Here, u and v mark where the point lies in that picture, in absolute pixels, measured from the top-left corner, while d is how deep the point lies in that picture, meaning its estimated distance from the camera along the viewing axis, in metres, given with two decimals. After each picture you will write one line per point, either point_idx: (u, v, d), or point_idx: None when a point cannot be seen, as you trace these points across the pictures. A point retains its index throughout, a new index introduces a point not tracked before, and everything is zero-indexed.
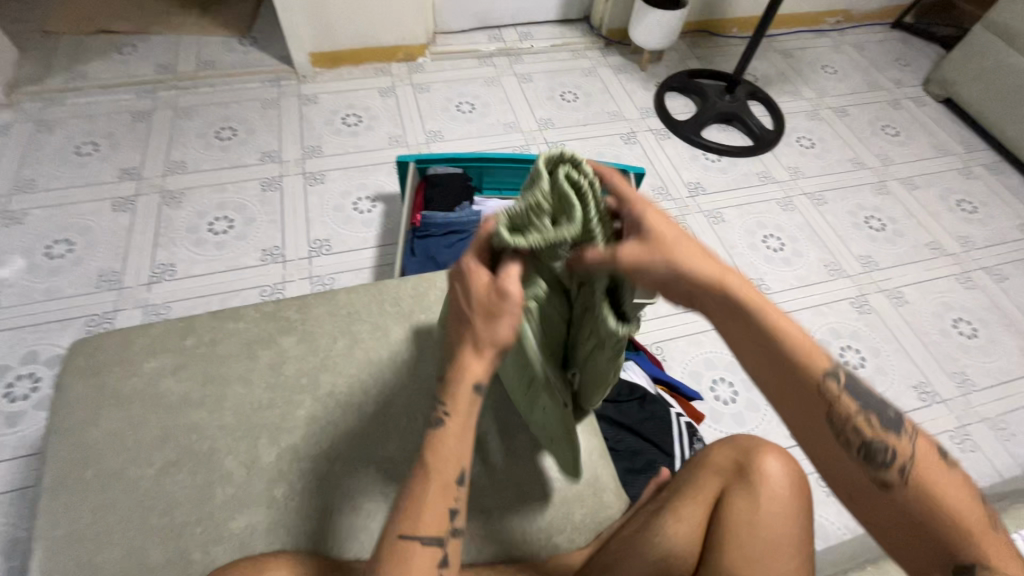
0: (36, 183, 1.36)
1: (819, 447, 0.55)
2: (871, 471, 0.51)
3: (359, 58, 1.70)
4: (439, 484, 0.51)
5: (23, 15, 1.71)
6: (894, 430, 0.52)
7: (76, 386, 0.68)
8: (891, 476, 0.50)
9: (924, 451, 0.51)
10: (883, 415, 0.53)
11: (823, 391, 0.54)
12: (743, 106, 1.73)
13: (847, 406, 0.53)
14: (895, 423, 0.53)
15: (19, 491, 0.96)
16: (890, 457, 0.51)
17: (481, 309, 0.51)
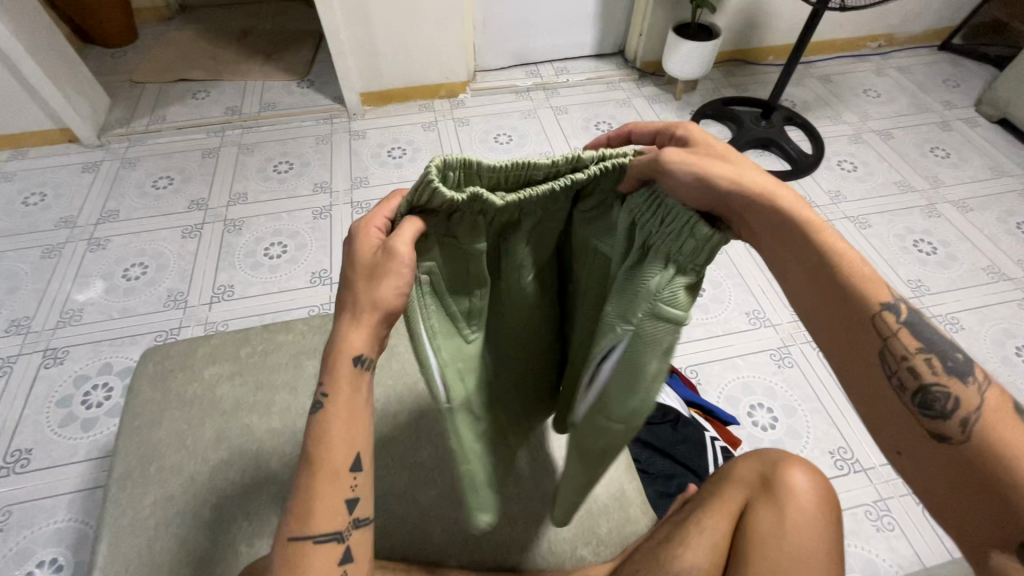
0: (118, 214, 1.52)
1: (866, 385, 0.50)
2: (925, 419, 0.46)
3: (405, 96, 1.82)
4: (329, 478, 0.49)
5: (116, 68, 1.94)
6: (958, 376, 0.46)
7: (145, 389, 0.76)
8: (950, 428, 0.45)
9: (996, 401, 0.45)
10: (945, 359, 0.47)
11: (877, 323, 0.48)
12: (780, 131, 1.72)
13: (905, 342, 0.47)
14: (960, 370, 0.46)
15: (90, 490, 1.05)
16: (950, 407, 0.45)
17: (363, 269, 0.49)
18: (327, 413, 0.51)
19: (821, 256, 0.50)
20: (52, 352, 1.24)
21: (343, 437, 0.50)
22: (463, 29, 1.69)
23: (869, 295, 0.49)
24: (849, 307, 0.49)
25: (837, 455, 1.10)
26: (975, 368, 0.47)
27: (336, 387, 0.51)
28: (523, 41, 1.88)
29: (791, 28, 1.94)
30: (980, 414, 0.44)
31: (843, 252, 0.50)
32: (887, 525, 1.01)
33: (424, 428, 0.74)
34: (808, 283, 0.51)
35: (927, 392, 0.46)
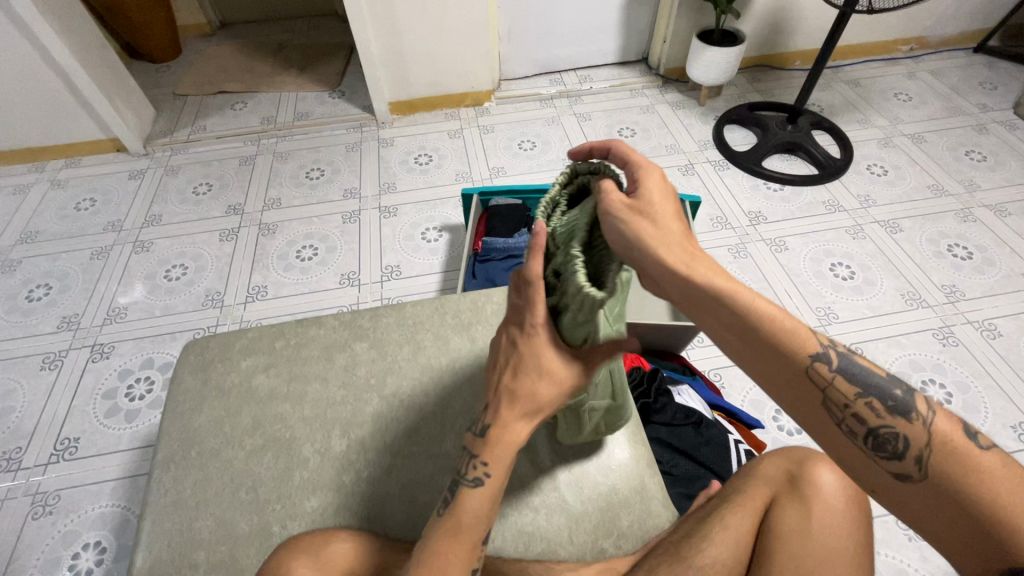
0: (161, 218, 1.60)
1: (825, 440, 0.53)
2: (886, 462, 0.49)
3: (432, 105, 1.88)
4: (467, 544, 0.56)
5: (161, 81, 2.05)
6: (903, 414, 0.49)
7: (187, 378, 0.80)
8: (908, 467, 0.47)
9: (942, 426, 0.48)
10: (885, 397, 0.50)
11: (818, 376, 0.52)
12: (807, 135, 1.71)
13: (845, 392, 0.51)
14: (903, 406, 0.49)
15: (131, 478, 1.10)
16: (902, 447, 0.48)
17: (550, 379, 0.57)
18: (476, 488, 0.58)
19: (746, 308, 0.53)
20: (99, 348, 1.31)
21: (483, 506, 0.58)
22: (489, 40, 1.74)
23: (802, 345, 0.53)
24: (788, 362, 0.53)
25: None
26: (916, 401, 0.50)
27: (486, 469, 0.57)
28: (548, 50, 1.91)
29: (818, 32, 1.93)
30: (928, 445, 0.47)
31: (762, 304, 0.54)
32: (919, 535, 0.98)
33: (449, 420, 0.77)
34: (740, 345, 0.54)
35: (878, 436, 0.49)
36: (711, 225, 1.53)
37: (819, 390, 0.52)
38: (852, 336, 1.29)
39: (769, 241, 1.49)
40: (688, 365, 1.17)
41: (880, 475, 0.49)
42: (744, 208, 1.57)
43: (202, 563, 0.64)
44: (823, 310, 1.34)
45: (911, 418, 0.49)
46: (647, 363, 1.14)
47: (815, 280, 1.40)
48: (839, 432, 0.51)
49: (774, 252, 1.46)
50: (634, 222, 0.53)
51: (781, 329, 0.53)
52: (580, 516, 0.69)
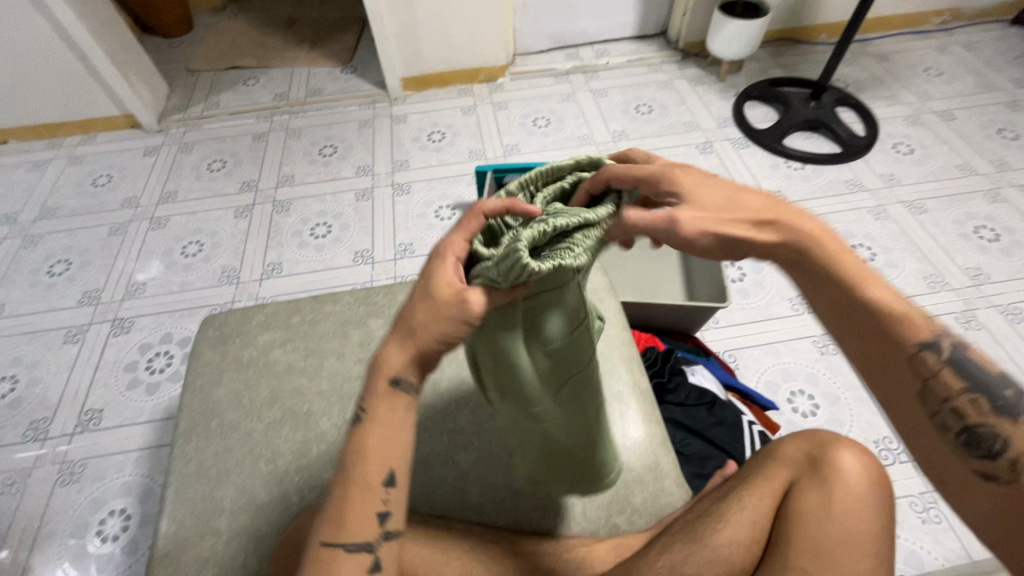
0: (177, 194, 1.61)
1: (909, 418, 0.54)
2: (974, 459, 0.49)
3: (445, 81, 1.85)
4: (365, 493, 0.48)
5: (174, 57, 2.04)
6: (1010, 416, 0.48)
7: (207, 351, 0.81)
8: (998, 466, 0.48)
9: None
10: (995, 395, 0.49)
11: (916, 360, 0.52)
12: (831, 112, 1.66)
13: (950, 381, 0.51)
14: (1011, 405, 0.49)
15: (153, 449, 1.13)
16: (999, 447, 0.48)
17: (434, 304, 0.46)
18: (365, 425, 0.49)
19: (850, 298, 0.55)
20: (120, 322, 1.33)
21: (379, 452, 0.49)
22: (504, 13, 1.70)
23: (913, 330, 0.52)
24: (889, 342, 0.53)
25: (881, 445, 1.07)
26: None
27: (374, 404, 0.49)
28: (564, 23, 1.86)
29: (846, 4, 1.85)
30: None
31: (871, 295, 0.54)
32: (934, 518, 0.98)
33: (464, 396, 0.77)
34: (846, 330, 0.56)
35: (974, 431, 0.49)
36: None
37: (922, 374, 0.52)
38: None
39: None
40: (702, 347, 1.16)
41: (961, 465, 0.50)
42: (764, 187, 1.54)
43: (225, 531, 0.66)
44: None
45: (1018, 419, 0.48)
46: (661, 344, 1.13)
47: None
48: (931, 420, 0.52)
49: None
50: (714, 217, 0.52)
51: (888, 314, 0.53)
52: (593, 492, 0.69)
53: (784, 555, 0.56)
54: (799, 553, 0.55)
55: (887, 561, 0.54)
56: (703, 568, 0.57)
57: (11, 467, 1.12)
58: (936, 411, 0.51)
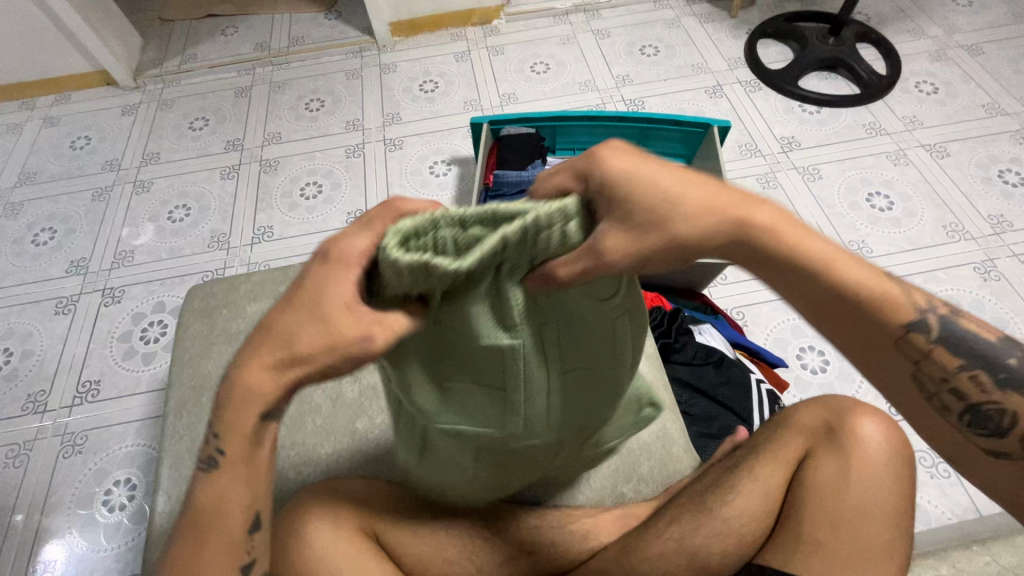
0: (159, 156, 1.54)
1: (901, 398, 0.54)
2: (975, 435, 0.51)
3: (436, 25, 1.72)
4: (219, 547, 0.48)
5: (146, 5, 1.91)
6: (1011, 387, 0.49)
7: (193, 324, 0.78)
8: (1003, 441, 0.50)
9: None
10: (994, 367, 0.49)
11: (903, 352, 0.51)
12: (850, 49, 1.54)
13: (947, 362, 0.50)
14: (1012, 377, 0.49)
15: (154, 420, 1.12)
16: (1005, 424, 0.49)
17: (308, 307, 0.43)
18: (221, 471, 0.48)
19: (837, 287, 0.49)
20: (110, 292, 1.30)
21: (242, 498, 0.49)
22: None
23: (897, 317, 0.50)
24: (876, 337, 0.51)
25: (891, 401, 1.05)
26: None
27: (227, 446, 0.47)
28: None
29: None
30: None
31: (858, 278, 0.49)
32: (943, 473, 0.97)
33: None
34: (834, 324, 0.51)
35: (975, 412, 0.50)
36: (739, 153, 1.42)
37: (913, 365, 0.51)
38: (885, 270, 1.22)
39: (801, 170, 1.38)
40: (710, 304, 1.13)
41: (963, 439, 0.52)
42: (776, 133, 1.45)
43: None
44: (855, 244, 1.26)
45: (1021, 392, 0.49)
46: (667, 303, 1.09)
47: (849, 211, 1.31)
48: (929, 405, 0.52)
49: (806, 181, 1.36)
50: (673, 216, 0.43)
51: (876, 302, 0.50)
52: (596, 463, 0.67)
53: (798, 527, 0.54)
54: (815, 526, 0.53)
55: (905, 530, 0.52)
56: (713, 541, 0.56)
57: (14, 439, 1.12)
58: (932, 393, 0.51)
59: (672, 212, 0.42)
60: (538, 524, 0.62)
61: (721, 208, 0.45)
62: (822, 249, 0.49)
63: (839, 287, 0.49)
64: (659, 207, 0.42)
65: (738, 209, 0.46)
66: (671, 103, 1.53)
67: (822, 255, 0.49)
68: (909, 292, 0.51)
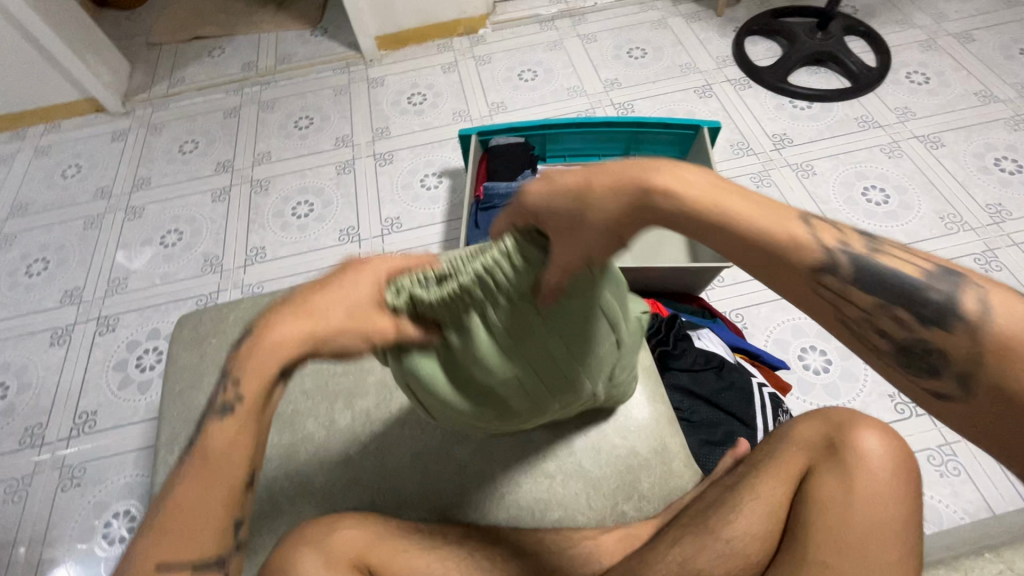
0: (150, 181, 1.53)
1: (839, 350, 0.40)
2: (919, 378, 0.36)
3: (422, 36, 1.72)
4: (196, 507, 0.48)
5: (132, 30, 1.91)
6: (946, 318, 0.35)
7: (183, 355, 0.77)
8: (946, 386, 0.35)
9: (1008, 320, 0.33)
10: (918, 299, 0.36)
11: (816, 297, 0.39)
12: (839, 42, 1.53)
13: (856, 305, 0.37)
14: (944, 310, 0.35)
15: (152, 448, 1.11)
16: (940, 361, 0.35)
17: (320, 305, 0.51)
18: (225, 420, 0.51)
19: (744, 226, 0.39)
20: (104, 320, 1.29)
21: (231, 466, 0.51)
22: None
23: (793, 250, 0.38)
24: (779, 278, 0.39)
25: (897, 399, 1.03)
26: (969, 293, 0.34)
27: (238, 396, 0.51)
28: None
29: None
30: (978, 358, 0.33)
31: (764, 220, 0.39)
32: (952, 470, 0.95)
33: None
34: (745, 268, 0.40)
35: (905, 348, 0.36)
36: (731, 153, 1.41)
37: (825, 311, 0.39)
38: None
39: (795, 167, 1.37)
40: (708, 308, 1.12)
41: (907, 388, 0.37)
42: (768, 130, 1.44)
43: None
44: None
45: (953, 328, 0.34)
46: (666, 308, 1.07)
47: (846, 207, 1.30)
48: (863, 350, 0.38)
49: (800, 178, 1.35)
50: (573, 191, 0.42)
51: (770, 240, 0.38)
52: (596, 481, 0.66)
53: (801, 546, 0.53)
54: (818, 545, 0.52)
55: (912, 549, 0.51)
56: (717, 562, 0.56)
57: (11, 474, 1.11)
58: (853, 336, 0.39)
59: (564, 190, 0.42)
60: (539, 549, 0.60)
61: (627, 182, 0.41)
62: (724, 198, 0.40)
63: (712, 237, 0.40)
64: (569, 205, 0.42)
65: (627, 179, 0.42)
66: (661, 104, 1.52)
67: (720, 202, 0.39)
68: (809, 222, 0.39)
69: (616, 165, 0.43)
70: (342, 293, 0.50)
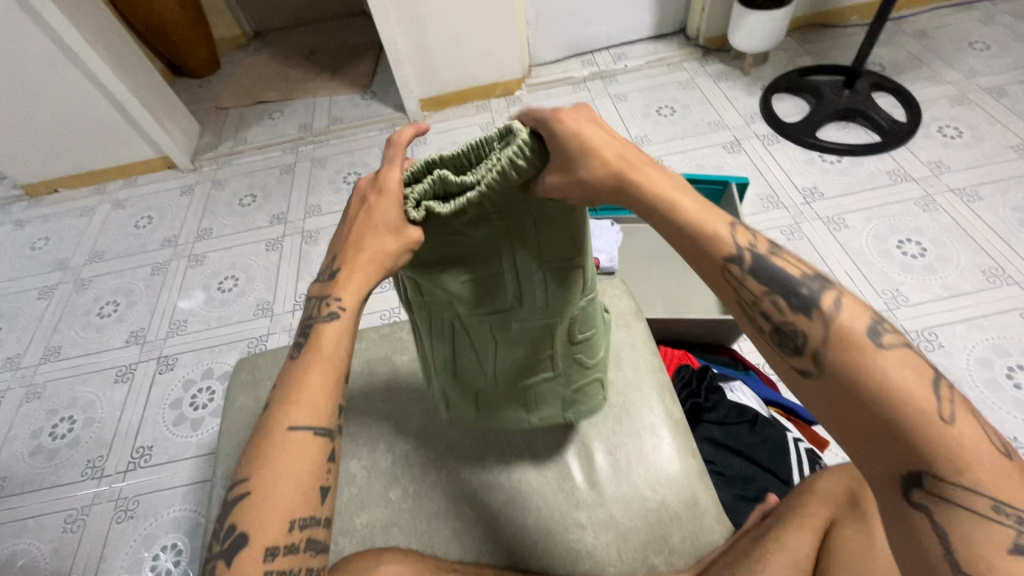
0: (212, 231, 1.67)
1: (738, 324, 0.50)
2: (790, 358, 0.45)
3: (462, 99, 1.85)
4: (318, 380, 0.51)
5: (204, 96, 2.13)
6: (806, 312, 0.44)
7: (240, 396, 0.83)
8: (806, 362, 0.44)
9: (847, 319, 0.43)
10: (795, 293, 0.45)
11: (724, 276, 0.48)
12: (867, 99, 1.56)
13: (752, 289, 0.47)
14: (807, 303, 0.44)
15: (200, 484, 1.17)
16: (802, 342, 0.44)
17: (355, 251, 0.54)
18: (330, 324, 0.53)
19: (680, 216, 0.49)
20: (164, 360, 1.39)
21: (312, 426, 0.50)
22: (517, 28, 1.69)
23: (714, 245, 0.48)
24: (699, 257, 0.49)
25: None
26: (825, 296, 0.44)
27: (338, 302, 0.54)
28: (578, 31, 1.84)
29: None
30: (826, 342, 0.42)
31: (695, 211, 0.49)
32: None
33: (491, 434, 0.76)
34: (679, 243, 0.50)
35: (781, 331, 0.45)
36: (761, 206, 1.44)
37: (731, 285, 0.48)
38: (925, 319, 1.19)
39: (826, 219, 1.38)
40: (740, 360, 1.12)
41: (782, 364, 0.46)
42: (798, 184, 1.47)
43: None
44: (890, 293, 1.24)
45: (813, 316, 0.44)
46: (696, 360, 1.09)
47: (881, 259, 1.29)
48: (750, 327, 0.48)
49: (833, 231, 1.36)
50: (575, 149, 0.49)
51: (696, 229, 0.49)
52: (630, 530, 0.67)
53: None
54: None
55: None
56: None
57: (72, 505, 1.18)
58: (751, 322, 0.48)
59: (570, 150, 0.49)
60: None
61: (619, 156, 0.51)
62: (676, 196, 0.50)
63: (659, 204, 0.50)
64: (569, 147, 0.49)
65: (621, 151, 0.52)
66: (689, 159, 1.58)
67: (673, 197, 0.50)
68: (733, 227, 0.49)
69: (615, 141, 0.52)
70: (372, 216, 0.53)
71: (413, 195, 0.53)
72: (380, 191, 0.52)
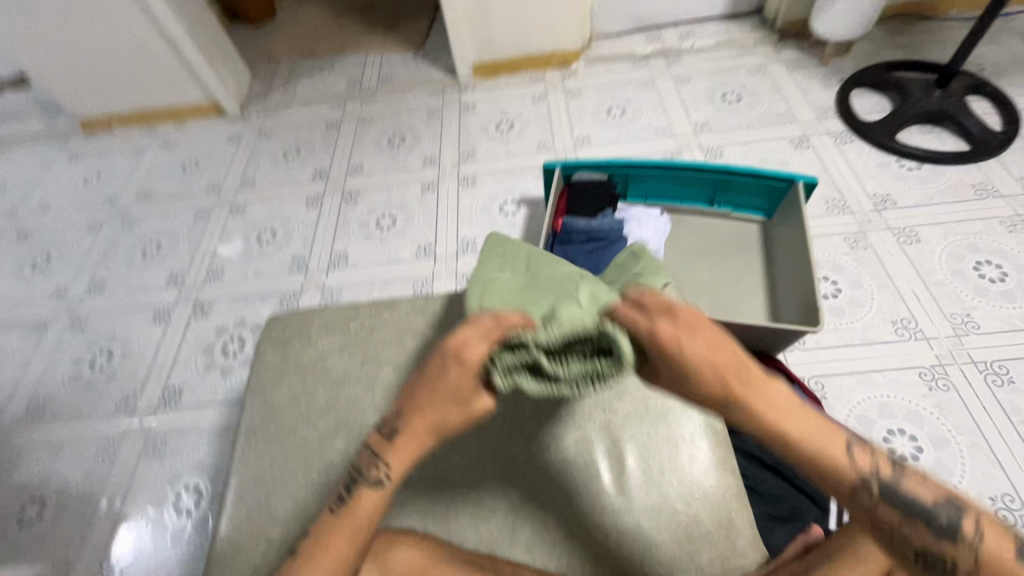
0: (255, 181, 1.67)
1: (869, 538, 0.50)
2: None
3: (516, 67, 1.77)
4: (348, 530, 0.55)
5: (258, 44, 2.11)
6: (949, 537, 0.45)
7: (269, 352, 0.82)
8: None
9: (991, 546, 0.45)
10: (932, 518, 0.46)
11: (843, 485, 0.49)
12: (959, 102, 1.42)
13: (873, 503, 0.48)
14: (950, 530, 0.45)
15: (224, 431, 1.19)
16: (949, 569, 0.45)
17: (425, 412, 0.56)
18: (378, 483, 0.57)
19: (787, 430, 0.50)
20: (200, 305, 1.41)
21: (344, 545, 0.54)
22: None
23: (839, 473, 0.49)
24: (824, 485, 0.50)
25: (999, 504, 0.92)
26: (964, 520, 0.46)
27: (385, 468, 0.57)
28: (647, 3, 1.72)
29: None
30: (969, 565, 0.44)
31: (815, 430, 0.50)
32: None
33: (520, 424, 0.74)
34: (797, 456, 0.51)
35: (921, 556, 0.46)
36: (825, 209, 1.34)
37: (861, 507, 0.49)
38: (996, 350, 1.09)
39: (897, 231, 1.28)
40: (784, 372, 1.06)
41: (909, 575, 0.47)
42: (869, 189, 1.36)
43: (278, 539, 0.66)
44: (959, 317, 1.14)
45: (958, 540, 0.45)
46: None
47: (953, 280, 1.19)
48: (891, 551, 0.48)
49: (902, 244, 1.26)
50: (685, 354, 0.50)
51: (818, 457, 0.49)
52: (659, 546, 0.63)
53: None
54: None
55: None
56: None
57: (105, 435, 1.22)
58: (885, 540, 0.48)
59: (691, 376, 0.50)
60: None
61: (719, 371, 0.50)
62: (791, 410, 0.51)
63: (772, 430, 0.50)
64: (688, 364, 0.50)
65: (725, 364, 0.51)
66: (751, 152, 1.48)
67: (788, 425, 0.50)
68: (851, 449, 0.50)
69: (727, 350, 0.51)
70: (449, 382, 0.55)
71: (500, 362, 0.55)
72: (462, 360, 0.54)
